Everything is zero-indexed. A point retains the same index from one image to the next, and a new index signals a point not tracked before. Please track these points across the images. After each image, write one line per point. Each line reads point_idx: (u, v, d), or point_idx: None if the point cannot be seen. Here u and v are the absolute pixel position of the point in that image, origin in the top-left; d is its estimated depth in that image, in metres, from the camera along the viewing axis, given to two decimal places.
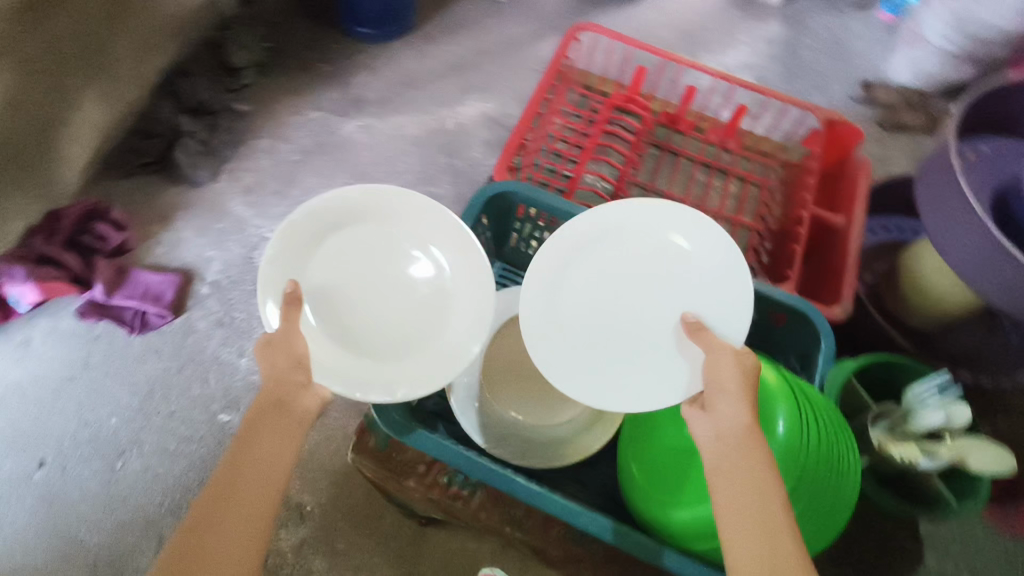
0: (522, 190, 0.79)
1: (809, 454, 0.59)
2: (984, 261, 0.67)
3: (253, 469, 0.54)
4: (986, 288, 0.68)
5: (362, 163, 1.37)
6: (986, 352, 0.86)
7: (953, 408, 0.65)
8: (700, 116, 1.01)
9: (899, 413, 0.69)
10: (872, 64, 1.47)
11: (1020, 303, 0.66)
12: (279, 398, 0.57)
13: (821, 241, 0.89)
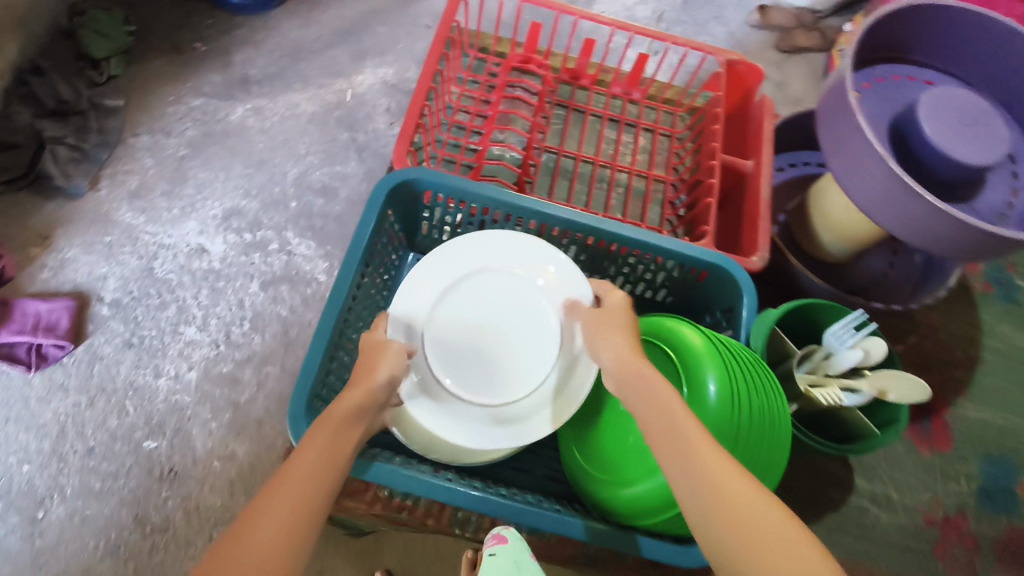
0: (426, 176, 0.74)
1: (740, 414, 0.60)
2: (885, 195, 0.67)
3: (310, 487, 0.47)
4: (892, 224, 0.69)
5: (258, 150, 1.24)
6: (892, 275, 0.88)
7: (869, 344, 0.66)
8: (602, 68, 0.97)
9: (819, 355, 0.70)
10: None
11: (923, 236, 0.67)
12: (347, 420, 0.53)
13: (734, 187, 0.88)
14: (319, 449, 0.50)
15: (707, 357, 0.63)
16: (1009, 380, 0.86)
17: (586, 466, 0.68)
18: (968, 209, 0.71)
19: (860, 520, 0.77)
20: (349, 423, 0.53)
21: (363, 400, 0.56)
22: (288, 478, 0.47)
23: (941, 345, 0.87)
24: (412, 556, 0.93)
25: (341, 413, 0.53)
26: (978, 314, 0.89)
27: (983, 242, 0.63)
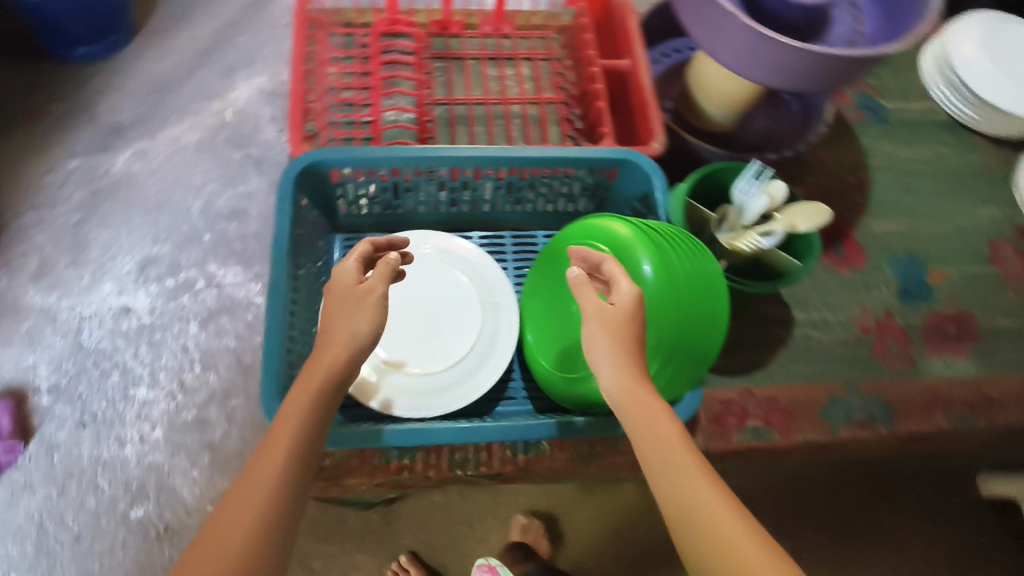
0: (329, 154, 0.75)
1: (677, 280, 0.66)
2: (750, 56, 0.74)
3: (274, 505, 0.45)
4: (763, 75, 0.75)
5: (155, 194, 1.20)
6: (777, 129, 0.96)
7: (771, 188, 0.73)
8: (467, 12, 0.99)
9: (733, 212, 0.77)
10: None
11: (791, 78, 0.74)
12: (304, 437, 0.48)
13: (618, 86, 0.92)
14: (277, 463, 0.46)
15: (633, 241, 0.68)
16: (896, 190, 0.97)
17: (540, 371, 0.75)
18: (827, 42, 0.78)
19: (808, 347, 0.85)
20: (304, 438, 0.48)
21: (318, 403, 0.50)
22: (246, 495, 0.45)
23: (832, 178, 0.96)
24: (426, 528, 1.08)
25: (294, 429, 0.48)
26: (859, 140, 1.00)
27: (842, 70, 0.71)
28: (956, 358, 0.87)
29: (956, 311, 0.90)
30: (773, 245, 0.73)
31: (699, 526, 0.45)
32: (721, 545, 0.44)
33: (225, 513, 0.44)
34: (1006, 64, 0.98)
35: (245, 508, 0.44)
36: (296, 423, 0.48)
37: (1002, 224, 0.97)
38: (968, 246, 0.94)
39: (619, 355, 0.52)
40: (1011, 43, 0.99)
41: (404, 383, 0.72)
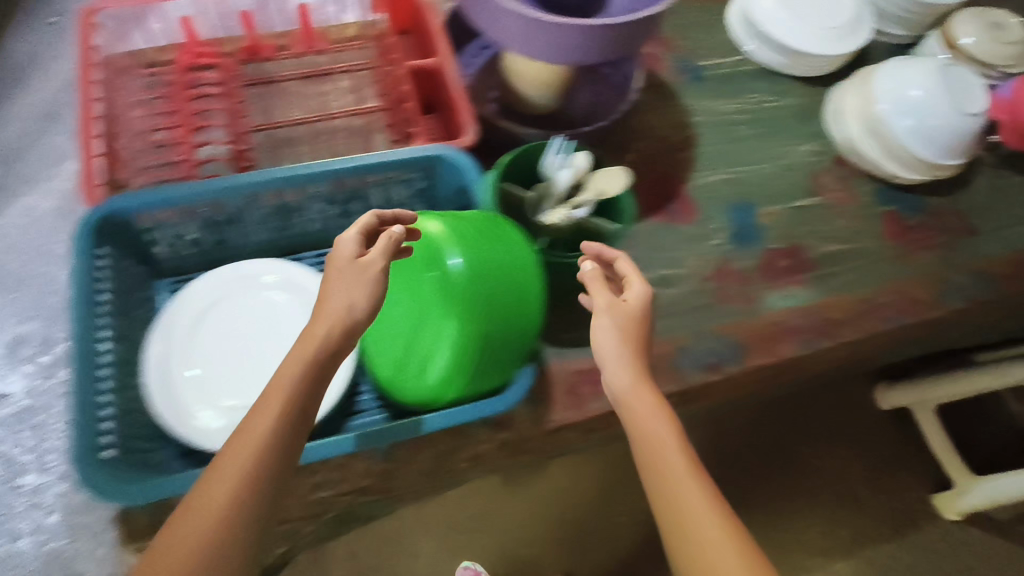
0: (128, 202, 0.73)
1: (485, 275, 0.67)
2: (530, 40, 0.77)
3: (234, 503, 0.48)
4: (548, 58, 0.79)
5: (14, 270, 1.13)
6: (598, 105, 1.00)
7: (576, 160, 0.76)
8: (276, 35, 0.98)
9: (545, 189, 0.78)
10: None
11: (572, 57, 0.78)
12: (273, 443, 0.50)
13: (428, 88, 0.93)
14: (240, 462, 0.49)
15: (444, 238, 0.68)
16: (720, 141, 1.02)
17: (382, 377, 0.75)
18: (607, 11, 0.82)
19: (654, 304, 0.88)
20: (259, 466, 0.49)
21: (286, 407, 0.51)
22: (211, 489, 0.48)
23: (656, 141, 1.01)
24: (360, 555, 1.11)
25: (261, 434, 0.50)
26: (680, 100, 1.05)
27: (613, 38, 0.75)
28: (795, 289, 0.91)
29: (789, 244, 0.94)
30: (586, 215, 0.76)
31: (680, 519, 0.53)
32: (703, 542, 0.52)
33: (194, 501, 0.48)
34: (803, 11, 1.03)
35: (210, 501, 0.48)
36: (265, 426, 0.50)
37: (820, 156, 1.03)
38: (792, 182, 1.00)
39: (626, 357, 0.62)
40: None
41: (240, 419, 0.71)
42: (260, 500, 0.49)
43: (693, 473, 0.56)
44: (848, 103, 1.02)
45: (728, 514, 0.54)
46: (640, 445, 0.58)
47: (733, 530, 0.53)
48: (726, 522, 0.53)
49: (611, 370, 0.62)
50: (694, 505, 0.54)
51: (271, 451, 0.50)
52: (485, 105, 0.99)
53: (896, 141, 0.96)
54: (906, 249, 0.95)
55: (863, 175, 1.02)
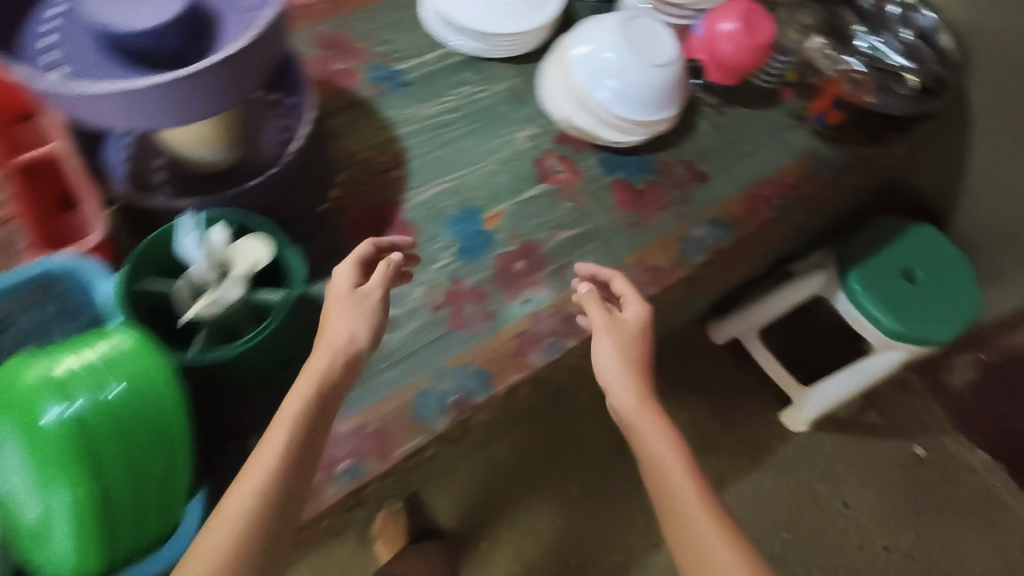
0: None
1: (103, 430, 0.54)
2: (148, 112, 0.66)
3: (268, 483, 0.59)
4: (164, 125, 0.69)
5: None
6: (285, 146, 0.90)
7: (211, 237, 0.66)
8: None
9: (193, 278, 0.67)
10: None
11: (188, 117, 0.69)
12: (298, 427, 0.62)
13: (47, 188, 0.78)
14: (278, 445, 0.61)
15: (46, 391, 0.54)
16: (434, 148, 0.95)
17: (33, 566, 0.58)
18: (228, 38, 0.73)
19: (382, 351, 0.79)
20: (282, 459, 0.60)
21: (293, 430, 0.62)
22: (248, 477, 0.59)
23: (363, 168, 0.92)
24: None
25: (278, 443, 0.61)
26: (383, 113, 0.96)
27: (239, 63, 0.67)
28: (535, 291, 0.86)
29: (521, 242, 0.88)
30: (242, 293, 0.65)
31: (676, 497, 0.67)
32: (672, 487, 0.68)
33: (239, 482, 0.59)
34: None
35: (248, 483, 0.58)
36: (294, 412, 0.63)
37: (540, 138, 0.98)
38: (514, 174, 0.94)
39: (625, 372, 0.75)
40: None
41: None
42: (278, 498, 0.59)
43: (669, 444, 0.70)
44: (552, 79, 0.98)
45: (690, 468, 0.69)
46: (627, 428, 0.73)
47: (692, 474, 0.68)
48: (691, 472, 0.69)
49: (618, 390, 0.74)
50: (666, 456, 0.69)
51: (282, 462, 0.59)
52: (151, 176, 0.85)
53: (601, 105, 0.92)
54: (638, 218, 0.93)
55: (585, 148, 0.98)
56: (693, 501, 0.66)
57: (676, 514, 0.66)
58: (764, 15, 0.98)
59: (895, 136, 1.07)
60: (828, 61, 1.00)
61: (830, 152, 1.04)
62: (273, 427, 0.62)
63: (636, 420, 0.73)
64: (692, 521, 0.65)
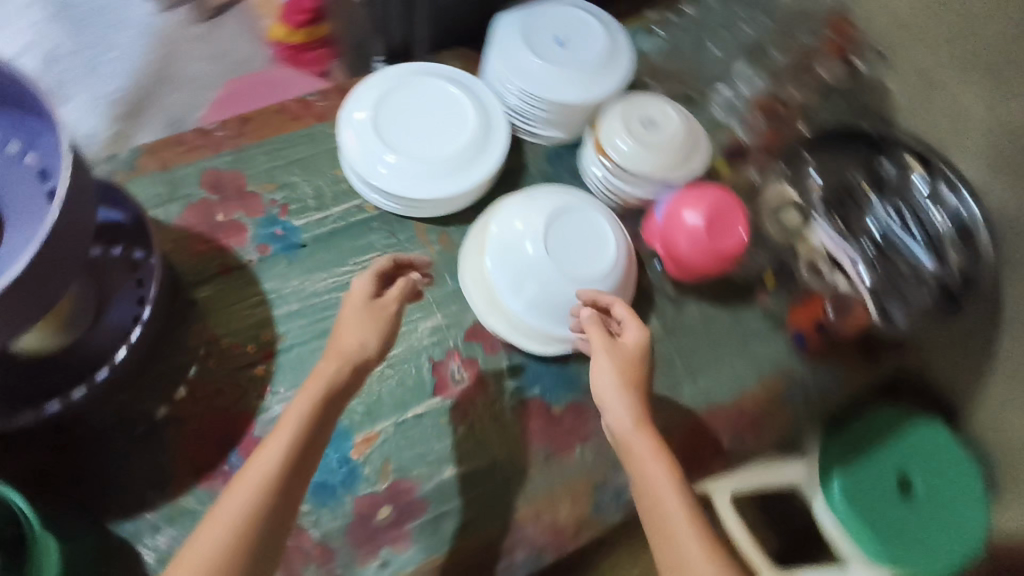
0: None
1: None
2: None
3: (263, 493, 0.50)
4: None
5: None
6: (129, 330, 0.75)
7: None
8: None
9: None
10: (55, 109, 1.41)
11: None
12: (305, 427, 0.54)
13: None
14: (284, 444, 0.53)
15: None
16: (309, 339, 0.78)
17: None
18: (31, 223, 0.62)
19: None
20: (282, 465, 0.52)
21: (307, 422, 0.54)
22: (249, 472, 0.51)
23: (221, 359, 0.75)
24: None
25: (291, 427, 0.54)
26: (258, 286, 0.79)
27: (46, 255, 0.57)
28: (397, 549, 0.70)
29: (393, 481, 0.72)
30: None
31: (667, 527, 0.53)
32: (658, 507, 0.54)
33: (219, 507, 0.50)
34: (404, 144, 0.82)
35: (241, 488, 0.50)
36: (299, 417, 0.54)
37: (446, 330, 0.80)
38: (402, 381, 0.76)
39: (628, 401, 0.59)
40: (407, 115, 0.83)
41: None
42: (265, 520, 0.50)
43: (664, 468, 0.55)
44: (467, 262, 0.81)
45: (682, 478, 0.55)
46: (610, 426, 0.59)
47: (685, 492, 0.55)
48: (677, 476, 0.55)
49: (611, 410, 0.60)
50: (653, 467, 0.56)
51: (293, 450, 0.53)
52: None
53: (514, 314, 0.76)
54: (548, 454, 0.76)
55: (499, 350, 0.79)
56: (686, 519, 0.53)
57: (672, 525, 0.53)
58: (739, 209, 0.78)
59: (887, 350, 0.88)
60: (818, 275, 0.81)
61: (807, 374, 0.84)
62: (288, 414, 0.55)
63: (625, 424, 0.58)
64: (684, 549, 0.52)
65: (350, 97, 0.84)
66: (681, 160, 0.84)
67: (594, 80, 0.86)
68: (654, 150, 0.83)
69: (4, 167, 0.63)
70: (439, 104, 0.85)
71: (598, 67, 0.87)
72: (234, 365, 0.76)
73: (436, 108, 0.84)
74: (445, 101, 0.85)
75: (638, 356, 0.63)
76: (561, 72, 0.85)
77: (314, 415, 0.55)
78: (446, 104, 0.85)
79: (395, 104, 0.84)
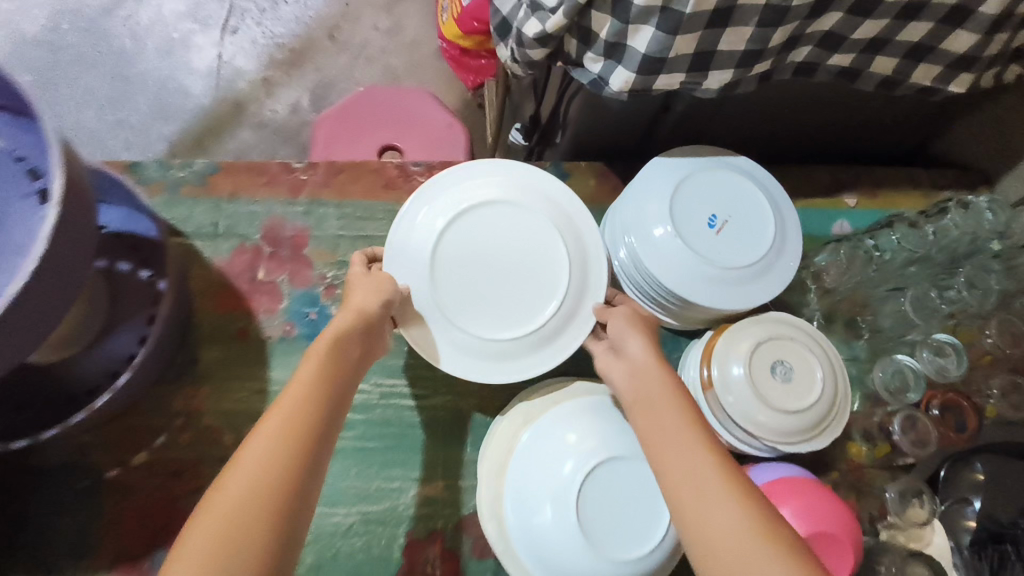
0: None
1: None
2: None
3: (287, 458, 0.42)
4: None
5: None
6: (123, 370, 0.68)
7: None
8: None
9: None
10: (218, 67, 1.48)
11: None
12: (327, 373, 0.48)
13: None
14: (306, 386, 0.46)
15: None
16: None
17: None
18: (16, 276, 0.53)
19: None
20: (307, 409, 0.45)
21: (328, 366, 0.48)
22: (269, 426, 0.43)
23: (195, 437, 0.67)
24: None
25: (316, 369, 0.48)
26: (266, 372, 0.70)
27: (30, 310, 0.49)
28: None
29: None
30: None
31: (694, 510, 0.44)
32: (732, 560, 0.41)
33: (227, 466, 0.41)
34: (457, 294, 0.66)
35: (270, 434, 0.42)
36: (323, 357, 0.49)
37: (440, 504, 0.68)
38: (366, 546, 0.66)
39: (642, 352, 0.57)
40: (477, 262, 0.67)
41: None
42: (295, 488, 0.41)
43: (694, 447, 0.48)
44: (491, 440, 0.67)
45: (759, 515, 0.43)
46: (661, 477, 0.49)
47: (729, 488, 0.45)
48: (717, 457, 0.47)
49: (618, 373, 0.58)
50: (694, 465, 0.47)
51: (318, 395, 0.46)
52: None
53: (508, 532, 0.61)
54: None
55: (487, 554, 0.66)
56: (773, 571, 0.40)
57: (703, 532, 0.43)
58: (852, 553, 0.57)
59: None
60: None
61: None
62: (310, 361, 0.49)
63: (654, 410, 0.52)
64: (731, 544, 0.42)
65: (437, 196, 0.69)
66: (801, 432, 0.64)
67: (738, 285, 0.68)
68: (770, 407, 0.64)
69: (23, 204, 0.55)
70: (523, 258, 0.68)
71: (749, 269, 0.68)
72: (204, 450, 0.67)
73: (515, 259, 0.68)
74: (537, 251, 0.68)
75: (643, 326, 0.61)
76: (699, 262, 0.67)
77: (331, 362, 0.49)
78: (527, 255, 0.68)
79: (473, 234, 0.68)
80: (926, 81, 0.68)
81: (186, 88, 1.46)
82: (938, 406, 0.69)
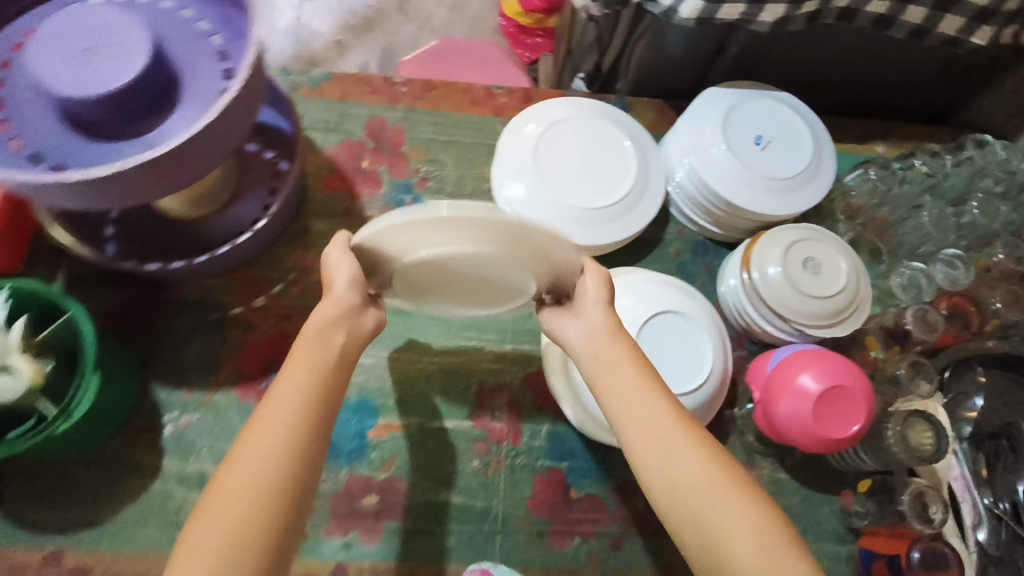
0: None
1: None
2: (96, 199, 0.58)
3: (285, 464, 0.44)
4: (65, 204, 0.58)
5: None
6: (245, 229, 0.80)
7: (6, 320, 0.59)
8: None
9: None
10: (296, 27, 1.62)
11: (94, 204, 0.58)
12: (314, 374, 0.48)
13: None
14: (293, 391, 0.47)
15: None
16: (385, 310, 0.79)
17: None
18: (201, 109, 0.64)
19: (159, 502, 0.70)
20: (297, 411, 0.46)
21: (314, 370, 0.48)
22: (254, 445, 0.44)
23: (304, 290, 0.79)
24: None
25: (300, 375, 0.48)
26: None
27: (221, 126, 0.61)
28: (364, 540, 0.70)
29: (391, 474, 0.73)
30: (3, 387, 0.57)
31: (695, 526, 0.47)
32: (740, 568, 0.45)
33: (252, 430, 0.45)
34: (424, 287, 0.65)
35: (266, 446, 0.44)
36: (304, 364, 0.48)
37: (508, 364, 0.79)
38: (445, 391, 0.77)
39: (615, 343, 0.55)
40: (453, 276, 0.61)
41: None
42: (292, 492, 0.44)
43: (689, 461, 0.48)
44: None
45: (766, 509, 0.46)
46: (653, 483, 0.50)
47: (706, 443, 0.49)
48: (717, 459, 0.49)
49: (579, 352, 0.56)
50: (684, 456, 0.49)
51: (309, 398, 0.47)
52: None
53: (575, 384, 0.72)
54: (545, 531, 0.73)
55: (548, 407, 0.77)
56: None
57: (694, 524, 0.47)
58: (864, 406, 0.67)
59: None
60: (923, 515, 0.68)
61: None
62: (291, 361, 0.48)
63: (636, 420, 0.51)
64: (704, 499, 0.47)
65: (520, 121, 0.84)
66: (826, 316, 0.75)
67: (779, 194, 0.79)
68: (800, 293, 0.74)
69: (201, 54, 0.66)
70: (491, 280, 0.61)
71: (788, 181, 0.79)
72: (311, 301, 0.78)
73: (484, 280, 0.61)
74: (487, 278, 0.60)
75: (600, 294, 0.56)
76: (746, 173, 0.78)
77: (315, 362, 0.49)
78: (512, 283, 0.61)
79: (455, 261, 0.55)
80: (952, 32, 0.78)
81: (268, 44, 1.60)
82: (946, 308, 0.78)
